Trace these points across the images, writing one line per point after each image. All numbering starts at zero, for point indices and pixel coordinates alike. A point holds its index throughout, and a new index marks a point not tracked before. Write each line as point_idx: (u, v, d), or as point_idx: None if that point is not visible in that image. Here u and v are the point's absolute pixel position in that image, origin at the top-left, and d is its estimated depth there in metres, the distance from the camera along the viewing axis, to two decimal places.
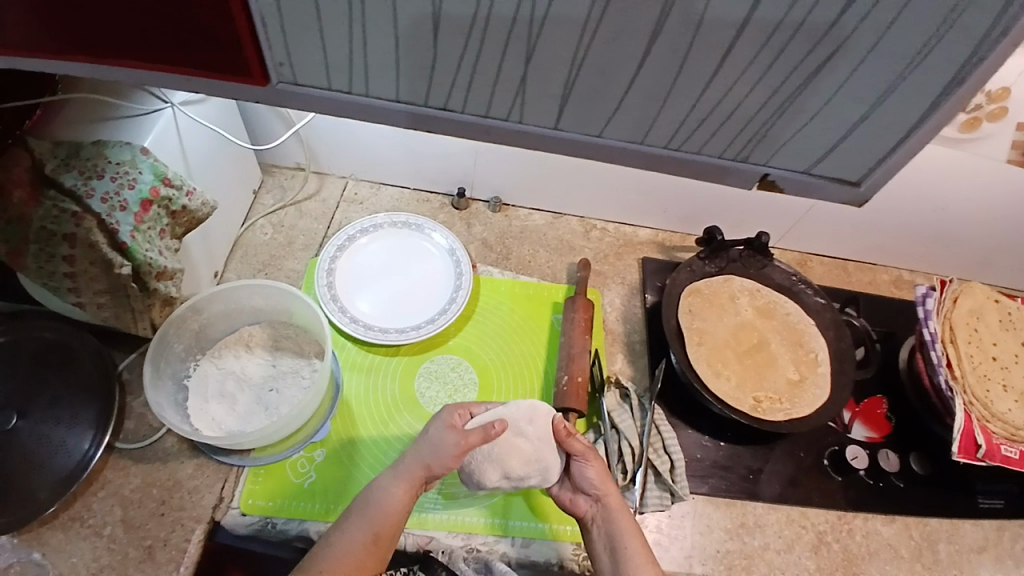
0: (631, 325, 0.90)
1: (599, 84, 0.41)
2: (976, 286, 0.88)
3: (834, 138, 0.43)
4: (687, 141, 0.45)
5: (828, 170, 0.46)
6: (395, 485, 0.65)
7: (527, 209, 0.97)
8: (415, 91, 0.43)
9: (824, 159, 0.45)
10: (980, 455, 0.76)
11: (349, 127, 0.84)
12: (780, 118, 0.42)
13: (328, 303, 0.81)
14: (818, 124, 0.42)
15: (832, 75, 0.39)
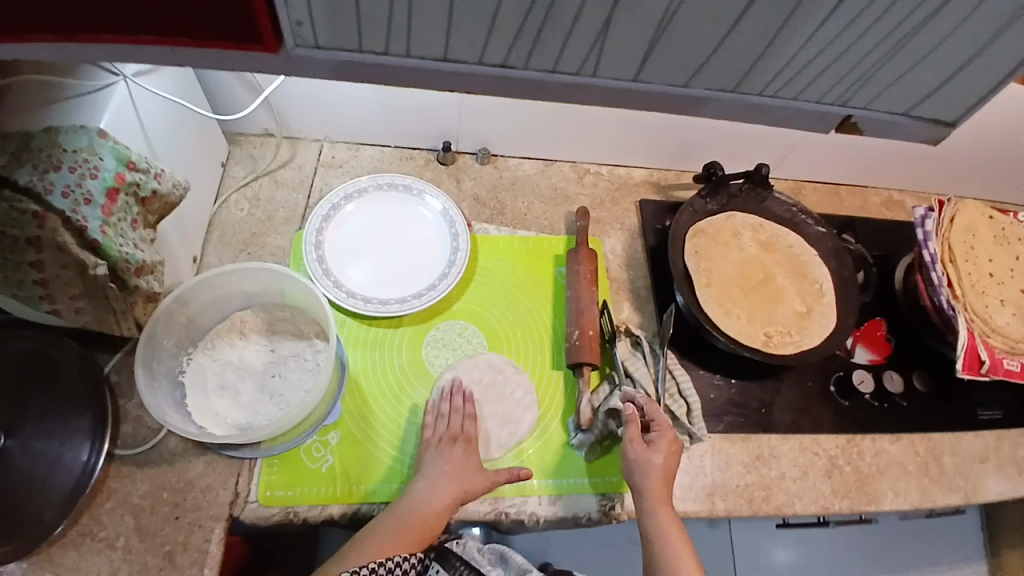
0: (634, 271, 0.87)
1: (699, 31, 0.45)
2: (970, 204, 0.88)
3: (938, 85, 0.52)
4: (882, 76, 0.51)
5: (928, 112, 0.56)
6: (435, 488, 0.66)
7: (517, 158, 0.93)
8: (469, 50, 0.46)
9: (922, 105, 0.55)
10: (983, 370, 0.79)
11: (324, 87, 0.76)
12: (919, 68, 0.50)
13: (322, 278, 0.76)
14: (932, 61, 0.50)
15: (909, 55, 0.49)
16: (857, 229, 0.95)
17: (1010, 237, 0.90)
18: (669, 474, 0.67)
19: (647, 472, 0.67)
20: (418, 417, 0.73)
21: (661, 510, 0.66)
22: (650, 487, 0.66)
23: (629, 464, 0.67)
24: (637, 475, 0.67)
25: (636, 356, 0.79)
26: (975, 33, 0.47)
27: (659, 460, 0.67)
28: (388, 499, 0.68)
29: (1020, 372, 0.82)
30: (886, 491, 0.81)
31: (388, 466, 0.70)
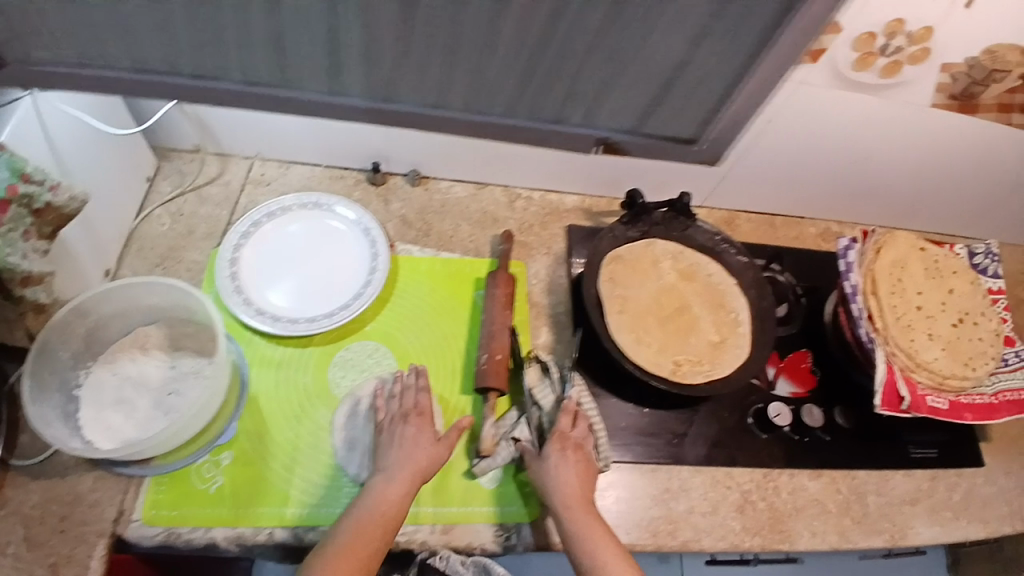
0: (555, 296, 0.88)
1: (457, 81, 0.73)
2: (899, 236, 0.86)
3: (667, 103, 0.80)
4: (566, 104, 0.80)
5: (679, 132, 0.86)
6: (393, 484, 0.66)
7: (448, 181, 0.94)
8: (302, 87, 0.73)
9: (654, 120, 0.84)
10: (905, 407, 0.76)
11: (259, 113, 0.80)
12: (629, 99, 0.80)
13: (232, 295, 0.77)
14: (631, 100, 0.80)
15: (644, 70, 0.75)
16: (786, 261, 0.95)
17: (943, 270, 0.87)
18: (584, 480, 0.70)
19: (566, 480, 0.69)
20: (316, 440, 0.72)
21: (584, 516, 0.68)
22: (571, 492, 0.69)
23: (546, 471, 0.70)
24: (558, 482, 0.69)
25: (555, 385, 0.77)
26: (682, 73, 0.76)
27: (572, 464, 0.70)
28: (273, 522, 0.68)
29: (946, 410, 0.79)
30: (802, 530, 0.78)
31: (279, 488, 0.70)
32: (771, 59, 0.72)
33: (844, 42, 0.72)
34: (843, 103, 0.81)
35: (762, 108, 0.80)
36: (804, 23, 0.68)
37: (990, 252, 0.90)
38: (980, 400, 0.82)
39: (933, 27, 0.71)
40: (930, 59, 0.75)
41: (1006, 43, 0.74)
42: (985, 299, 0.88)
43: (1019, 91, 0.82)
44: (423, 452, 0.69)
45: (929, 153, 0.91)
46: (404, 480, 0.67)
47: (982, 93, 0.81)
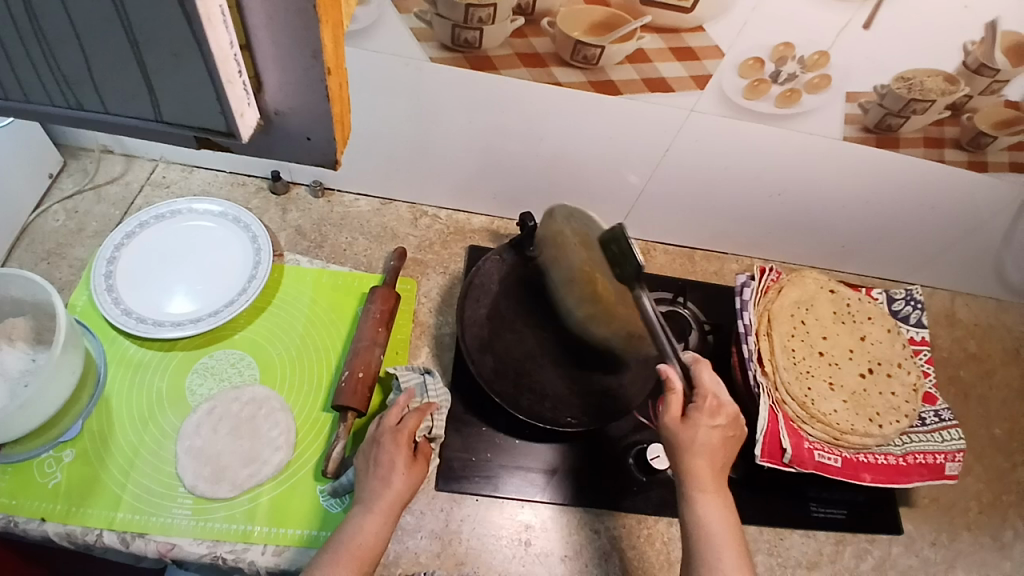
0: (442, 316, 0.85)
1: None
2: (808, 275, 0.82)
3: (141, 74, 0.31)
4: (109, 95, 0.32)
5: (183, 118, 0.33)
6: (368, 519, 0.62)
7: (352, 194, 0.92)
8: None
9: (158, 101, 0.32)
10: (786, 460, 0.70)
11: None
12: (161, 69, 0.30)
13: (102, 293, 0.76)
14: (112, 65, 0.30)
15: (116, 41, 0.29)
16: (691, 296, 0.91)
17: (855, 315, 0.81)
18: (722, 447, 0.65)
19: (693, 453, 0.63)
20: (159, 445, 0.71)
21: (714, 493, 0.63)
22: (706, 473, 0.63)
23: (688, 446, 0.63)
24: (693, 462, 0.63)
25: (422, 386, 0.73)
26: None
27: (714, 441, 0.64)
28: (101, 525, 0.66)
29: (837, 468, 0.71)
30: None
31: (112, 491, 0.68)
32: (642, 97, 0.73)
33: (728, 68, 0.69)
34: (748, 130, 0.77)
35: (662, 129, 0.78)
36: (667, 59, 0.68)
37: (911, 298, 0.84)
38: (885, 460, 0.74)
39: (827, 51, 0.66)
40: (832, 86, 0.70)
41: (921, 70, 0.68)
42: (906, 349, 0.80)
43: (946, 123, 0.75)
44: (398, 476, 0.64)
45: (850, 191, 0.87)
46: (383, 509, 0.62)
47: (901, 126, 0.75)
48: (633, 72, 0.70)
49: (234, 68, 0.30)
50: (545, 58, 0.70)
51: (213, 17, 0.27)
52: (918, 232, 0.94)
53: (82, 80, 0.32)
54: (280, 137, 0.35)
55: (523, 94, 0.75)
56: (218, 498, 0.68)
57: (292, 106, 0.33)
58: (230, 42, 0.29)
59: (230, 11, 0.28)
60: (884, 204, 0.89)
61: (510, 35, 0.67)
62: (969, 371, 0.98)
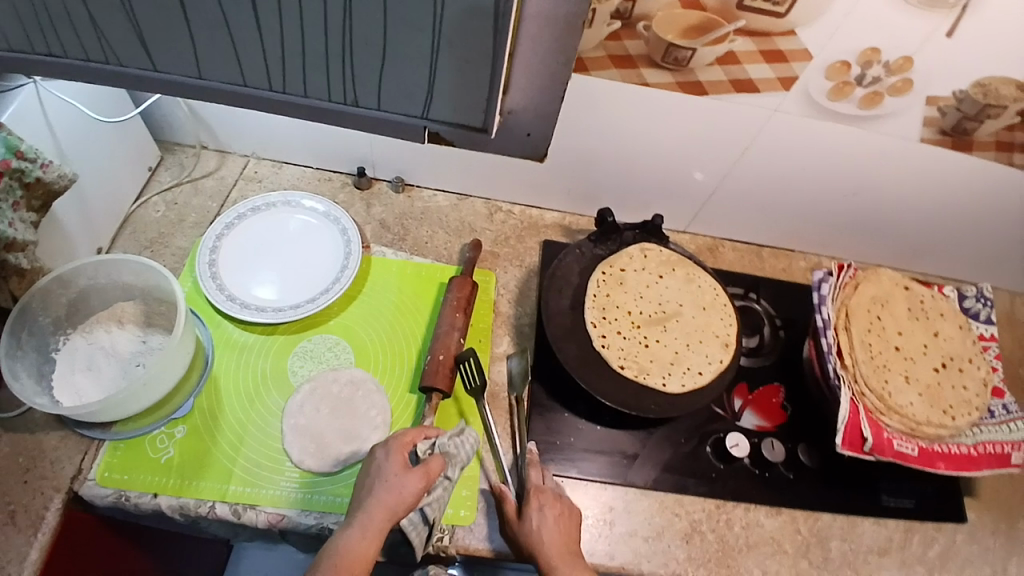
0: (521, 307, 0.88)
1: (322, 51, 0.51)
2: (882, 273, 0.84)
3: (425, 81, 0.53)
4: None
5: (447, 118, 0.57)
6: (360, 536, 0.59)
7: (431, 190, 0.96)
8: (151, 61, 0.54)
9: (433, 105, 0.55)
10: (867, 449, 0.72)
11: (254, 122, 0.88)
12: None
13: (207, 280, 0.81)
14: (412, 74, 0.52)
15: (422, 50, 0.50)
16: (764, 291, 0.94)
17: (928, 312, 0.83)
18: (564, 526, 0.68)
19: (538, 532, 0.66)
20: (266, 422, 0.75)
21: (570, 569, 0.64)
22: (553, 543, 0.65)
23: (530, 532, 0.66)
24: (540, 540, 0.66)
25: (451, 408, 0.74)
26: (414, 36, 0.49)
27: (557, 519, 0.68)
28: (213, 498, 0.70)
29: (915, 457, 0.74)
30: (752, 568, 0.75)
31: (224, 465, 0.72)
32: (725, 98, 0.76)
33: (815, 70, 0.71)
34: (824, 132, 0.80)
35: (742, 129, 0.81)
36: (756, 61, 0.71)
37: (981, 296, 0.86)
38: (958, 450, 0.76)
39: (912, 56, 0.69)
40: (913, 90, 0.73)
41: (997, 78, 0.71)
42: (976, 345, 0.82)
43: (1017, 129, 0.78)
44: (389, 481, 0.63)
45: (918, 192, 0.89)
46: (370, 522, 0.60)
47: (976, 129, 0.78)
48: (722, 74, 0.73)
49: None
50: (637, 59, 0.73)
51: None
52: (983, 233, 0.96)
53: (378, 88, 0.54)
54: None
55: (608, 95, 0.78)
56: (323, 471, 0.72)
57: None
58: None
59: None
60: (950, 205, 0.91)
61: (605, 38, 0.71)
62: None
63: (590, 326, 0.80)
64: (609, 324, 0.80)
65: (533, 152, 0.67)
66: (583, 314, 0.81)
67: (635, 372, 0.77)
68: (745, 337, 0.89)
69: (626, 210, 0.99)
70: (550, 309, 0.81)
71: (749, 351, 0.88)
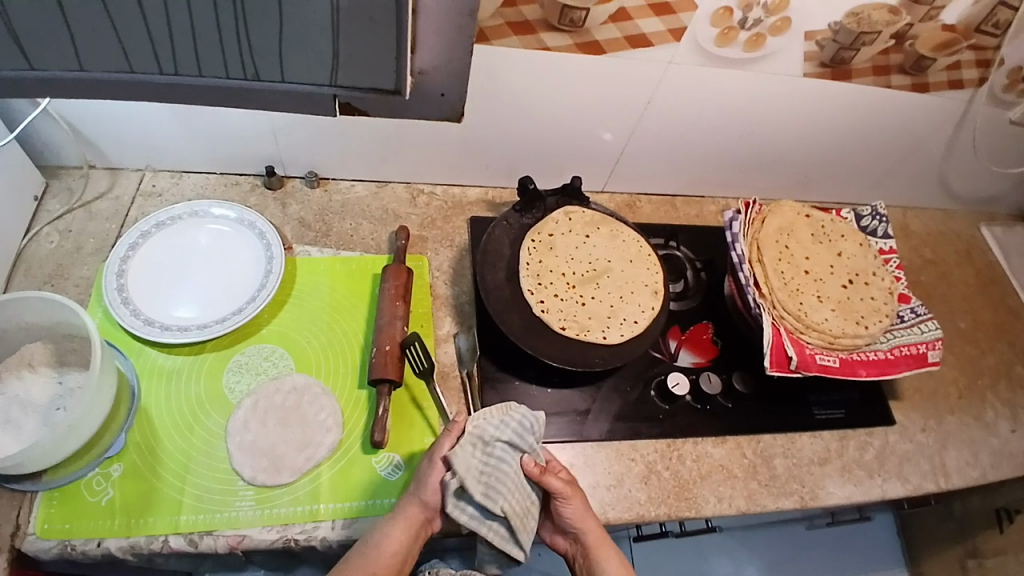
0: (458, 286, 0.88)
1: (220, 31, 0.54)
2: (785, 205, 0.90)
3: (328, 52, 0.58)
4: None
5: (355, 82, 0.62)
6: (393, 528, 0.66)
7: (349, 181, 0.94)
8: (41, 57, 0.55)
9: (341, 71, 0.60)
10: (793, 366, 0.78)
11: (145, 132, 0.82)
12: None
13: (119, 307, 0.76)
14: (313, 44, 0.56)
15: (321, 17, 0.54)
16: (682, 238, 0.99)
17: (830, 235, 0.90)
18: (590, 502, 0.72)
19: (581, 519, 0.70)
20: (209, 446, 0.72)
21: (605, 554, 0.71)
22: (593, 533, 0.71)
23: (573, 519, 0.70)
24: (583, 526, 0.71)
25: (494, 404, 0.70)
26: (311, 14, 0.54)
27: (587, 501, 0.72)
28: (166, 531, 0.67)
29: (837, 367, 0.80)
30: (708, 496, 0.79)
31: (171, 497, 0.69)
32: (625, 56, 0.78)
33: (700, 20, 0.75)
34: (720, 78, 0.84)
35: (645, 84, 0.83)
36: (647, 15, 0.74)
37: (877, 214, 0.93)
38: (876, 356, 0.83)
39: None
40: (792, 28, 0.78)
41: (867, 5, 0.78)
42: (877, 258, 0.90)
43: (892, 51, 0.85)
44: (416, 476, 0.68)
45: (811, 123, 0.95)
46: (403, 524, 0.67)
47: (853, 58, 0.84)
48: (616, 31, 0.75)
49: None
50: (536, 25, 0.74)
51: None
52: (872, 155, 1.04)
53: (279, 60, 0.58)
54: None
55: (512, 64, 0.78)
56: (279, 484, 0.71)
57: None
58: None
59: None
60: (841, 133, 0.98)
61: (501, 5, 0.71)
62: (929, 276, 1.09)
63: (527, 293, 0.81)
64: (545, 289, 0.82)
65: (450, 111, 0.73)
66: (519, 283, 0.82)
67: (576, 331, 0.80)
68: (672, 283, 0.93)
69: (547, 177, 1.00)
70: (486, 284, 0.81)
71: (676, 295, 0.93)
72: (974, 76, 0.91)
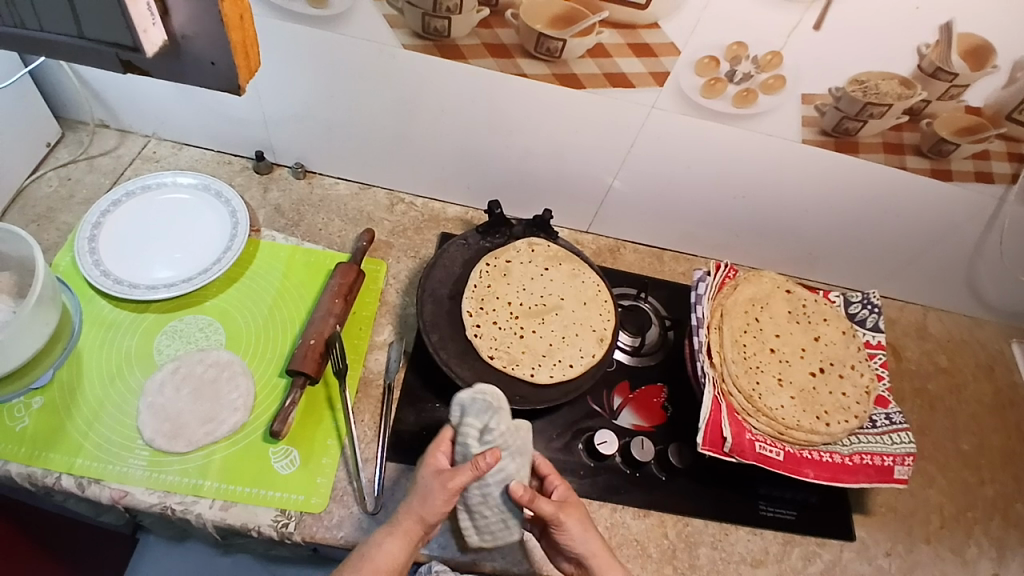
0: (408, 297, 0.87)
1: None
2: (765, 275, 0.84)
3: None
4: (45, 16, 0.39)
5: None
6: (390, 540, 0.61)
7: (334, 178, 0.96)
8: None
9: None
10: (727, 449, 0.70)
11: (150, 102, 0.88)
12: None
13: (84, 254, 0.80)
14: None
15: None
16: (655, 292, 0.94)
17: (811, 316, 0.83)
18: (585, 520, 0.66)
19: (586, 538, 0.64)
20: (124, 400, 0.74)
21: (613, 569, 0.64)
22: (599, 551, 0.64)
23: (572, 537, 0.64)
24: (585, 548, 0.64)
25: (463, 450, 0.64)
26: None
27: (586, 518, 0.66)
28: (61, 469, 0.69)
29: (779, 461, 0.72)
30: None
31: (75, 439, 0.71)
32: (604, 92, 0.77)
33: (684, 66, 0.72)
34: (706, 131, 0.81)
35: (625, 127, 0.81)
36: (626, 55, 0.72)
37: (868, 302, 0.85)
38: (830, 458, 0.74)
39: (780, 51, 0.69)
40: (786, 87, 0.73)
41: (875, 74, 0.71)
42: (860, 352, 0.81)
43: (905, 128, 0.77)
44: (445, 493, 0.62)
45: (812, 194, 0.89)
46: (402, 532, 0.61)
47: (859, 130, 0.77)
48: (595, 66, 0.74)
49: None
50: (511, 49, 0.73)
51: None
52: (885, 242, 0.95)
53: None
54: (187, 60, 0.41)
55: (490, 85, 0.78)
56: (174, 450, 0.71)
57: (195, 30, 0.39)
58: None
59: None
60: (849, 211, 0.91)
61: (477, 25, 0.71)
62: (938, 385, 0.98)
63: (465, 314, 0.79)
64: (485, 314, 0.79)
65: None
66: (460, 303, 0.79)
67: (504, 362, 0.76)
68: (631, 336, 0.88)
69: (529, 206, 0.98)
70: (427, 298, 0.80)
71: (630, 350, 0.87)
72: (1005, 170, 0.82)
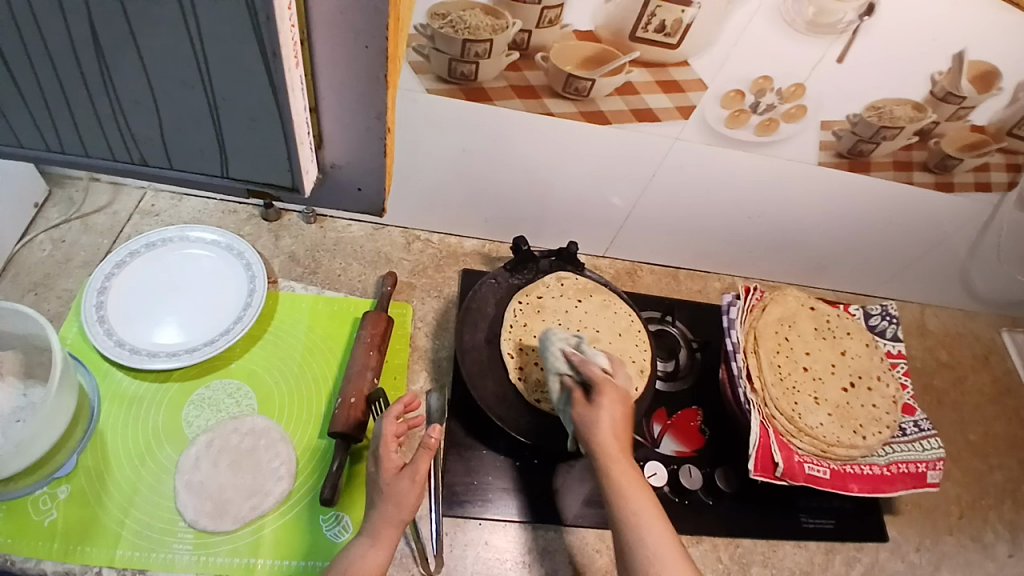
0: (438, 340, 0.86)
1: None
2: (789, 294, 0.86)
3: None
4: (178, 151, 0.42)
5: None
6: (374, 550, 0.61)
7: (346, 220, 0.93)
8: None
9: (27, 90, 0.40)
10: (778, 474, 0.73)
11: None
12: (186, 121, 0.40)
13: (94, 324, 0.75)
14: None
15: None
16: (680, 314, 0.95)
17: (836, 330, 0.86)
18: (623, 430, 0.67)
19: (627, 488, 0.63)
20: (157, 481, 0.70)
21: (638, 491, 0.63)
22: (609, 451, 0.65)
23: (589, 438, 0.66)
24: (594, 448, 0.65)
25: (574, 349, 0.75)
26: None
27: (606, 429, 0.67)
28: (101, 563, 0.65)
29: (826, 480, 0.74)
30: None
31: (111, 528, 0.67)
32: (629, 126, 0.77)
33: (711, 99, 0.73)
34: (728, 158, 0.82)
35: (649, 159, 0.82)
36: (654, 91, 0.72)
37: (885, 313, 0.89)
38: (870, 470, 0.77)
39: (804, 82, 0.71)
40: (807, 115, 0.75)
41: (891, 100, 0.73)
42: (883, 362, 0.84)
43: (914, 148, 0.80)
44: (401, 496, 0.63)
45: (825, 210, 0.91)
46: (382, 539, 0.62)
47: (872, 151, 0.80)
48: (622, 103, 0.74)
49: (305, 130, 0.41)
50: (538, 89, 0.72)
51: (293, 81, 0.37)
52: (889, 250, 0.99)
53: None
54: (334, 189, 0.49)
55: (514, 124, 0.77)
56: (220, 530, 0.68)
57: (347, 164, 0.46)
58: (305, 108, 0.40)
59: (309, 81, 0.40)
60: (858, 224, 0.94)
61: (505, 68, 0.70)
62: (942, 381, 1.02)
63: (507, 357, 0.77)
64: (526, 355, 0.78)
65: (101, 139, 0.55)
66: (499, 346, 0.78)
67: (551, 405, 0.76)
68: (662, 361, 0.89)
69: (545, 236, 0.98)
70: (464, 343, 0.78)
71: (664, 376, 0.88)
72: (1002, 180, 0.86)
